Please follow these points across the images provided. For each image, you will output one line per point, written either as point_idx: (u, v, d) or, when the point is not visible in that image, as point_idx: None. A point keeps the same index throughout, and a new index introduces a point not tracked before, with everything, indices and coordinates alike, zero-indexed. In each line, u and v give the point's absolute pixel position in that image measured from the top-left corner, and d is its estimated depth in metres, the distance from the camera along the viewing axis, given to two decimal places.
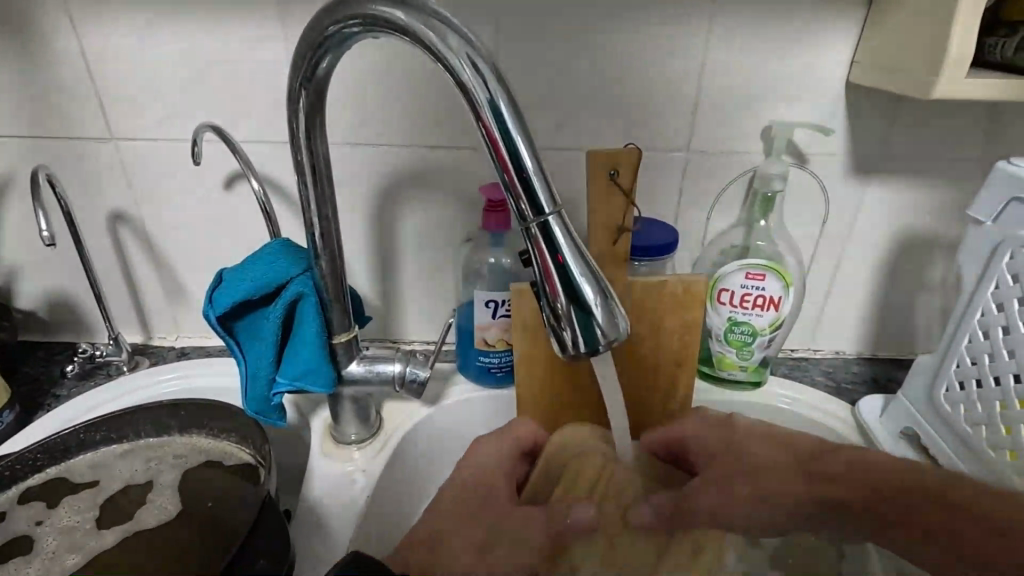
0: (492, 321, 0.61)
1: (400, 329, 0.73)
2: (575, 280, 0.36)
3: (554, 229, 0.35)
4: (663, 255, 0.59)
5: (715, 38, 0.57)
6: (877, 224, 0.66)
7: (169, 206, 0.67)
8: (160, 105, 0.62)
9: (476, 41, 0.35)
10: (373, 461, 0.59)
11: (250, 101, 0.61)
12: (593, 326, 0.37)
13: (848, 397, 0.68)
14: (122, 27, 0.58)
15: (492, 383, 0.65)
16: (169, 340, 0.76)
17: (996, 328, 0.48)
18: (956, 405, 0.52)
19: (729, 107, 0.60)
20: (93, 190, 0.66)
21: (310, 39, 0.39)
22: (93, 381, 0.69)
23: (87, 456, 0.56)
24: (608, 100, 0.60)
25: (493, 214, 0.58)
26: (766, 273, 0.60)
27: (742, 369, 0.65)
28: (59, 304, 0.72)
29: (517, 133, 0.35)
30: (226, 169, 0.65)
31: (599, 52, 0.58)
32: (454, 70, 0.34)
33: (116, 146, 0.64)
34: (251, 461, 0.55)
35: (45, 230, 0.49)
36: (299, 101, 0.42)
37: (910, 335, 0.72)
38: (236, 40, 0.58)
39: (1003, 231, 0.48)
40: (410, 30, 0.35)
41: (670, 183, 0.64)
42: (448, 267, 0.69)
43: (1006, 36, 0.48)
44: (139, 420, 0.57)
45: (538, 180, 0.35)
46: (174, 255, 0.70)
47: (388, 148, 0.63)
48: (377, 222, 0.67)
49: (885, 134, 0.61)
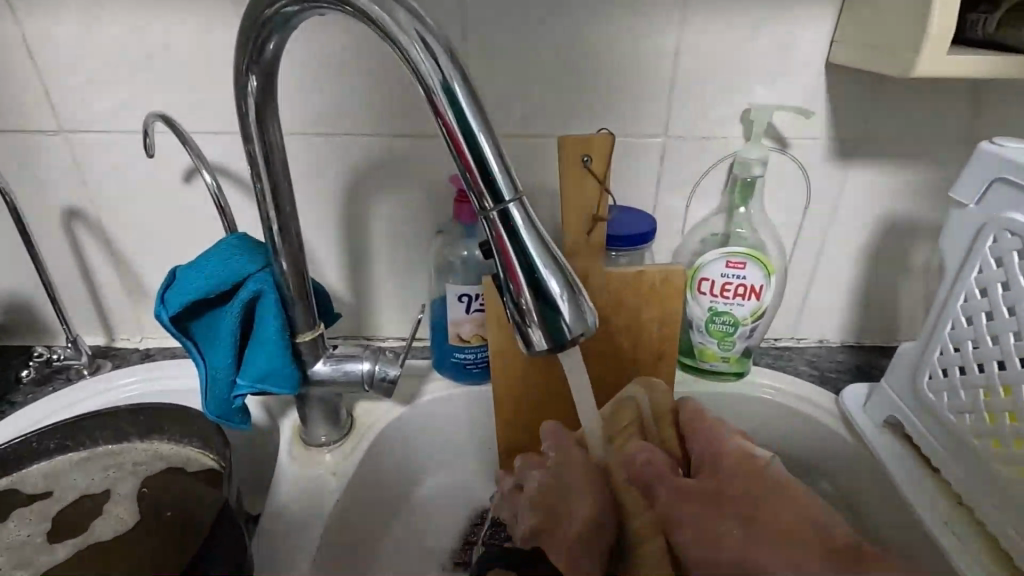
0: (465, 316, 0.60)
1: (374, 325, 0.71)
2: (537, 270, 0.33)
3: (515, 218, 0.33)
4: (640, 244, 0.57)
5: (690, 17, 0.55)
6: (859, 208, 0.64)
7: (125, 200, 0.64)
8: (111, 94, 0.58)
9: (427, 17, 0.32)
10: (344, 464, 0.57)
11: (207, 89, 0.58)
12: (559, 321, 0.34)
13: (832, 386, 0.67)
14: (66, 12, 0.55)
15: (468, 379, 0.64)
16: (132, 342, 0.73)
17: (980, 314, 0.46)
18: (939, 393, 0.51)
19: (707, 91, 0.58)
20: (45, 186, 0.63)
21: (251, 18, 0.36)
22: (51, 386, 0.65)
23: (40, 465, 0.54)
24: (581, 84, 0.58)
25: (463, 204, 0.56)
26: (746, 261, 0.58)
27: (724, 359, 0.63)
28: (13, 305, 0.69)
29: (472, 116, 0.32)
30: (185, 162, 0.62)
31: (571, 34, 0.56)
32: (403, 48, 0.32)
33: (66, 139, 0.60)
34: (214, 466, 0.53)
35: None
36: (247, 86, 0.40)
37: (894, 323, 0.71)
38: (191, 24, 0.55)
39: (985, 213, 0.46)
40: (354, 6, 0.32)
41: (649, 170, 0.62)
42: (421, 260, 0.67)
43: (987, 13, 0.47)
44: (96, 428, 0.55)
45: (497, 165, 0.33)
46: (134, 254, 0.67)
47: (354, 137, 0.60)
48: (347, 215, 0.64)
49: (867, 117, 0.59)
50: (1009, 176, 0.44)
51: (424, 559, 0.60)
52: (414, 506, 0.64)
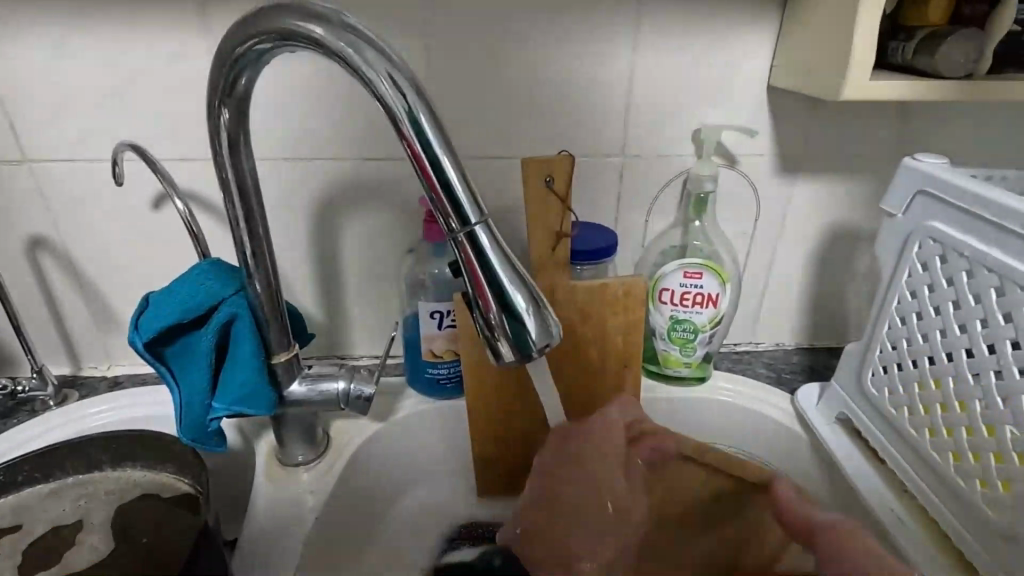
0: (438, 332, 0.62)
1: (347, 345, 0.72)
2: (504, 288, 0.35)
3: (481, 240, 0.35)
4: (603, 258, 0.60)
5: (641, 44, 0.59)
6: (805, 218, 0.69)
7: (92, 229, 0.64)
8: (77, 124, 0.59)
9: (394, 54, 0.34)
10: (321, 482, 0.58)
11: (177, 117, 0.59)
12: (525, 335, 0.36)
13: (787, 386, 0.71)
14: (32, 46, 0.55)
15: (442, 394, 0.65)
16: (99, 370, 0.72)
17: (911, 314, 0.50)
18: (880, 388, 0.55)
19: (659, 112, 0.62)
20: (8, 216, 0.63)
21: (223, 55, 0.38)
22: (15, 419, 0.64)
23: (9, 499, 0.53)
24: (541, 108, 0.61)
25: (432, 225, 0.58)
26: (703, 271, 0.62)
27: (686, 365, 0.67)
28: None
29: (438, 145, 0.34)
30: (154, 190, 0.62)
31: (530, 62, 0.59)
32: (371, 82, 0.34)
33: (32, 169, 0.60)
34: (190, 492, 0.53)
35: None
36: (220, 119, 0.41)
37: (842, 324, 0.76)
38: (159, 56, 0.56)
39: (911, 223, 0.50)
40: (326, 45, 0.34)
41: (608, 188, 0.66)
42: (393, 280, 0.69)
43: (904, 41, 0.52)
44: (66, 457, 0.54)
45: (463, 190, 0.35)
46: (102, 281, 0.67)
47: (324, 161, 0.62)
48: (318, 237, 0.65)
49: (807, 135, 0.64)
50: (930, 189, 0.48)
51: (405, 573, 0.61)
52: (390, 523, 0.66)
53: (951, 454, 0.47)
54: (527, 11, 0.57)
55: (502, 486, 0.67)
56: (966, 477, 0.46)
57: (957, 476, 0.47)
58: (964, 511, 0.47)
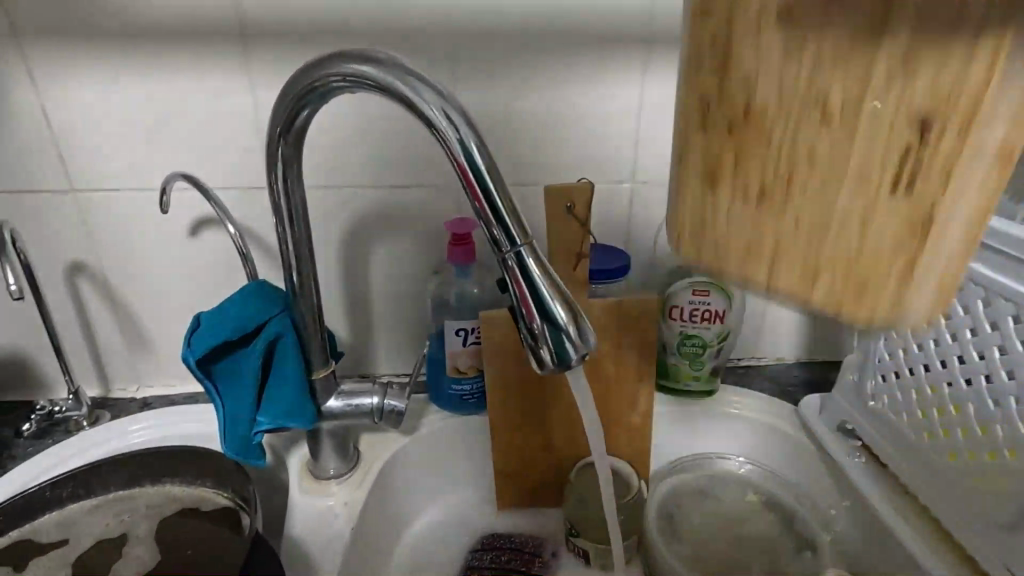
0: (463, 349, 0.65)
1: (371, 364, 0.75)
2: (547, 301, 0.39)
3: (527, 257, 0.39)
4: (617, 277, 0.64)
5: (650, 79, 0.64)
6: None
7: (130, 255, 0.67)
8: (123, 155, 0.62)
9: (448, 94, 0.39)
10: (354, 494, 0.60)
11: (217, 147, 0.63)
12: (566, 342, 0.39)
13: (791, 398, 0.75)
14: (84, 82, 0.59)
15: (465, 410, 0.68)
16: (129, 392, 0.74)
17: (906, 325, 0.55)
18: (879, 396, 0.59)
19: (667, 141, 0.67)
20: (51, 243, 0.65)
21: (288, 93, 0.42)
22: (52, 439, 0.66)
23: (54, 515, 0.55)
24: (558, 137, 0.66)
25: (457, 248, 0.62)
26: (711, 289, 0.66)
27: (696, 378, 0.71)
28: (9, 361, 0.70)
29: (488, 174, 0.38)
30: (193, 217, 0.66)
31: (548, 95, 0.64)
32: (429, 119, 0.38)
33: (78, 198, 0.64)
34: (230, 504, 0.55)
35: (14, 285, 0.49)
36: (279, 150, 0.45)
37: (839, 338, 0.80)
38: (203, 92, 0.60)
39: None
40: (388, 86, 0.39)
41: (620, 212, 0.70)
42: (416, 301, 0.72)
43: None
44: (108, 474, 0.56)
45: (510, 213, 0.39)
46: (136, 305, 0.70)
47: (355, 189, 0.66)
48: (347, 261, 0.69)
49: None
50: None
51: None
52: (415, 535, 0.68)
53: (950, 454, 0.51)
54: (546, 50, 0.62)
55: (522, 498, 0.70)
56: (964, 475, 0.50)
57: (955, 475, 0.51)
58: (962, 506, 0.51)
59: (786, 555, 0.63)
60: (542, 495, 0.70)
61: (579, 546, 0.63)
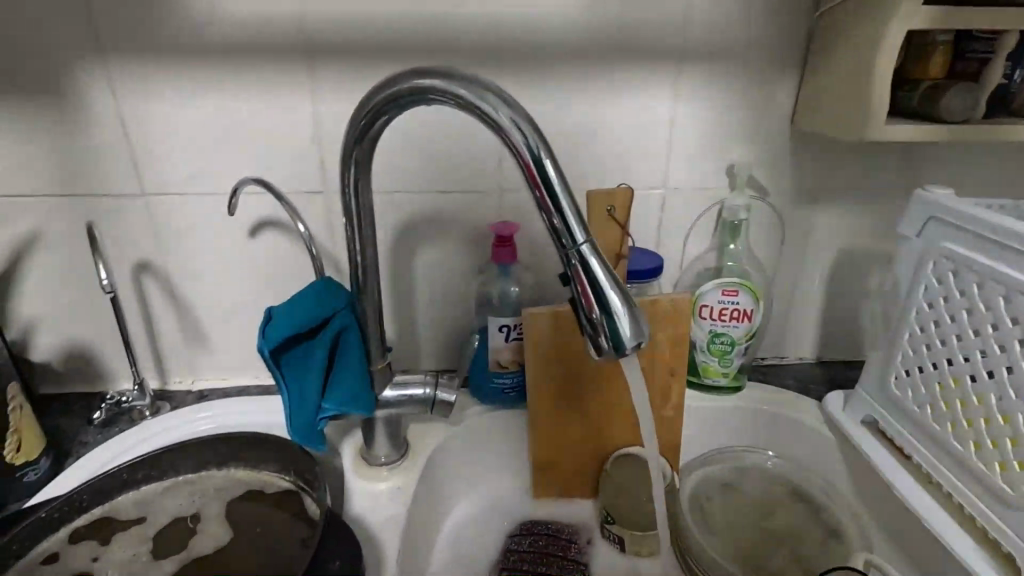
0: (505, 344, 0.69)
1: (412, 360, 0.79)
2: (607, 294, 0.43)
3: (589, 255, 0.43)
4: (652, 278, 0.68)
5: (683, 91, 0.68)
6: (825, 242, 0.77)
7: (192, 255, 0.71)
8: (192, 162, 0.67)
9: (519, 106, 0.43)
10: (406, 480, 0.64)
11: (279, 154, 0.67)
12: (624, 333, 0.43)
13: (814, 395, 0.78)
14: (159, 94, 0.64)
15: (506, 403, 0.72)
16: (185, 384, 0.78)
17: (929, 322, 0.58)
18: (904, 390, 0.62)
19: (697, 149, 0.71)
20: (121, 243, 0.70)
21: (368, 103, 0.46)
22: (118, 427, 0.70)
23: (130, 495, 0.59)
24: (595, 146, 0.70)
25: (501, 249, 0.66)
26: (739, 289, 0.70)
27: (724, 375, 0.75)
28: (76, 354, 0.75)
29: (555, 178, 0.42)
30: (253, 219, 0.70)
31: (587, 106, 0.68)
32: (502, 129, 0.42)
33: (147, 201, 0.68)
34: (292, 487, 0.59)
35: (106, 281, 0.61)
36: (353, 158, 0.49)
37: (859, 338, 0.83)
38: (268, 104, 0.65)
39: (925, 244, 0.59)
40: (464, 99, 0.43)
41: (651, 216, 0.74)
42: (458, 300, 0.76)
43: (910, 91, 0.62)
44: (179, 458, 0.60)
45: (574, 215, 0.43)
46: (196, 302, 0.74)
47: (403, 194, 0.70)
48: (394, 262, 0.73)
49: (825, 169, 0.73)
50: (940, 215, 0.57)
51: (477, 568, 0.66)
52: (457, 521, 0.72)
53: (972, 443, 0.54)
54: (586, 64, 0.66)
55: (558, 488, 0.73)
56: (986, 463, 0.53)
57: (979, 463, 0.54)
58: (984, 492, 0.54)
59: (814, 543, 0.66)
60: (578, 485, 0.73)
61: (614, 532, 0.67)
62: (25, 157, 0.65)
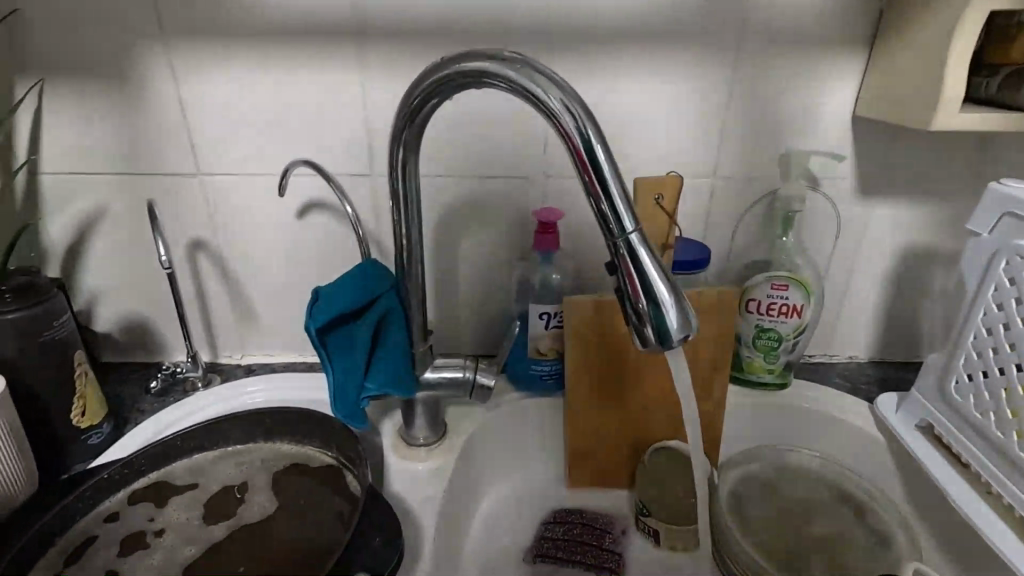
0: (545, 331, 0.69)
1: (452, 344, 0.80)
2: (653, 283, 0.42)
3: (638, 243, 0.42)
4: (695, 269, 0.66)
5: (738, 77, 0.66)
6: (885, 236, 0.74)
7: (243, 233, 0.73)
8: (245, 143, 0.69)
9: (571, 89, 0.42)
10: (444, 461, 0.65)
11: (328, 137, 0.68)
12: (670, 323, 0.42)
13: (865, 395, 0.75)
14: (215, 76, 0.65)
15: (544, 390, 0.73)
16: (235, 358, 0.81)
17: (998, 325, 0.55)
18: (965, 396, 0.59)
19: (750, 137, 0.69)
20: (178, 220, 0.73)
21: (421, 83, 0.46)
22: (172, 397, 0.74)
23: (184, 462, 0.62)
24: (644, 132, 0.68)
25: (543, 236, 0.65)
26: (789, 284, 0.67)
27: (769, 371, 0.73)
28: (135, 326, 0.78)
29: (605, 163, 0.41)
30: (302, 201, 0.71)
31: (637, 91, 0.66)
32: (552, 112, 0.41)
33: (204, 180, 0.70)
34: (334, 463, 0.61)
35: (165, 257, 0.64)
36: (402, 140, 0.49)
37: (915, 339, 0.79)
38: (319, 87, 0.66)
39: (998, 241, 0.55)
40: (515, 81, 0.42)
41: (699, 206, 0.72)
42: (498, 285, 0.76)
43: (988, 77, 0.58)
44: (229, 429, 0.63)
45: (623, 202, 0.42)
46: (246, 280, 0.76)
47: (449, 178, 0.70)
48: (437, 245, 0.74)
49: (888, 160, 0.69)
50: (1017, 211, 0.53)
51: (510, 551, 0.67)
52: (492, 504, 0.72)
53: None
54: (638, 48, 0.64)
55: (594, 478, 0.73)
56: None
57: None
58: None
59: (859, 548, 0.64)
60: (614, 476, 0.73)
61: (649, 525, 0.66)
62: (93, 136, 0.68)
